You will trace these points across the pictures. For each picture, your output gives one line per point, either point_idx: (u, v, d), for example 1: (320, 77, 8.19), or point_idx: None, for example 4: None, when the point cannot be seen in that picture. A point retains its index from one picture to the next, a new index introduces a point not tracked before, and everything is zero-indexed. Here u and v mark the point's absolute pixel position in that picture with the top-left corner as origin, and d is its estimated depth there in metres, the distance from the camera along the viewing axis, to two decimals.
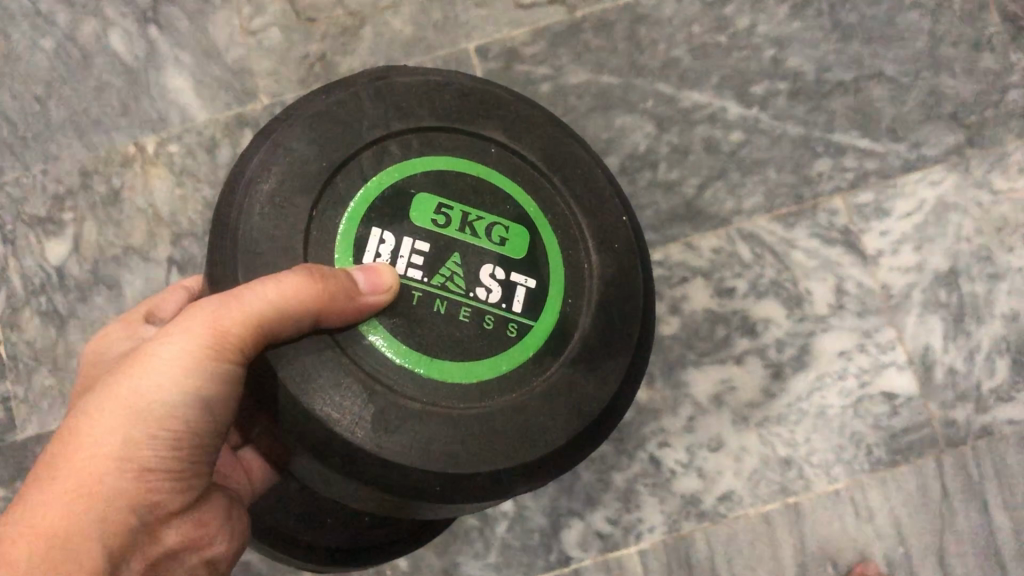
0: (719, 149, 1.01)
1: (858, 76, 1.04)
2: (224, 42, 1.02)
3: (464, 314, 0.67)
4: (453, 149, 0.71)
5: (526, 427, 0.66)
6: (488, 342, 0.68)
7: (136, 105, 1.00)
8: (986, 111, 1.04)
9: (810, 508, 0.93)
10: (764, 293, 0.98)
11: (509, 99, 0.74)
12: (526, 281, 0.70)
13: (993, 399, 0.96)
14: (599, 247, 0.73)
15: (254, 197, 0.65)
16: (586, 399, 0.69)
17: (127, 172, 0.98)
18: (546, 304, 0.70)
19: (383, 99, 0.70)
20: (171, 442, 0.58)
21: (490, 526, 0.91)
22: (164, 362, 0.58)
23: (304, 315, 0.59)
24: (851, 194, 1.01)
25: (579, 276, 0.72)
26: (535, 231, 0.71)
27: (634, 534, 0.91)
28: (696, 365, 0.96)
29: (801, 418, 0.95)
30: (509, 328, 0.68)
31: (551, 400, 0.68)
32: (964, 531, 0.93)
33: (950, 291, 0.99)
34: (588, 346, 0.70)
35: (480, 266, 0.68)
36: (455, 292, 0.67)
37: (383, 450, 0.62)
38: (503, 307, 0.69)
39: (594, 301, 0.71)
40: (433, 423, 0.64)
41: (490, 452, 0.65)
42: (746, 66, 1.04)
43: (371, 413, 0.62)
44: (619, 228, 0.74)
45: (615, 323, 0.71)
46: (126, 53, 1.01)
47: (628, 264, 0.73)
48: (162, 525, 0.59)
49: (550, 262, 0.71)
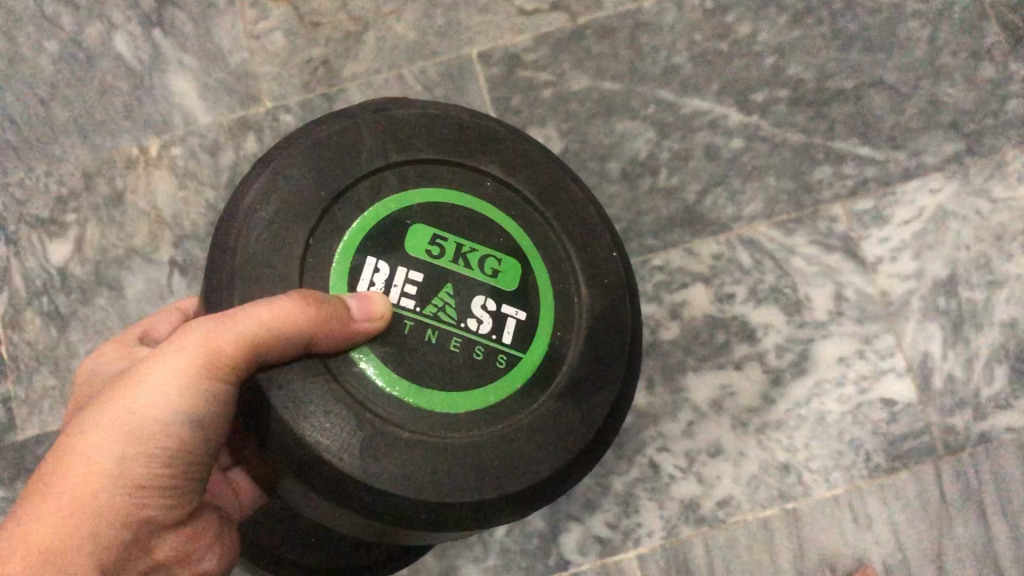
0: (720, 155, 1.02)
1: (859, 84, 1.05)
2: (228, 46, 1.02)
3: (455, 344, 0.68)
4: (449, 182, 0.72)
5: (510, 459, 0.67)
6: (477, 374, 0.68)
7: (140, 108, 1.01)
8: (985, 119, 1.04)
9: (809, 514, 0.93)
10: (764, 299, 0.98)
11: (506, 134, 0.75)
12: (516, 313, 0.71)
13: (992, 406, 0.97)
14: (589, 282, 0.74)
15: (252, 226, 0.66)
16: (573, 431, 0.69)
17: (130, 174, 0.99)
18: (536, 336, 0.71)
19: (383, 130, 0.71)
20: (164, 459, 0.58)
21: (489, 530, 0.91)
22: (159, 380, 0.58)
23: (299, 337, 0.60)
24: (851, 201, 1.01)
25: (569, 309, 0.73)
26: (527, 264, 0.72)
27: (633, 539, 0.91)
28: (696, 370, 0.96)
29: (800, 423, 0.95)
30: (498, 358, 0.69)
31: (537, 432, 0.68)
32: (963, 537, 0.93)
33: (950, 298, 0.99)
34: (576, 379, 0.71)
35: (472, 297, 0.69)
36: (447, 322, 0.68)
37: (370, 477, 0.62)
38: (494, 338, 0.69)
39: (582, 336, 0.72)
40: (421, 451, 0.65)
41: (475, 481, 0.65)
42: (747, 73, 1.04)
43: (360, 440, 0.63)
44: (609, 264, 0.75)
45: (602, 358, 0.72)
46: (130, 56, 1.02)
47: (617, 300, 0.74)
48: (153, 539, 0.59)
49: (540, 296, 0.72)
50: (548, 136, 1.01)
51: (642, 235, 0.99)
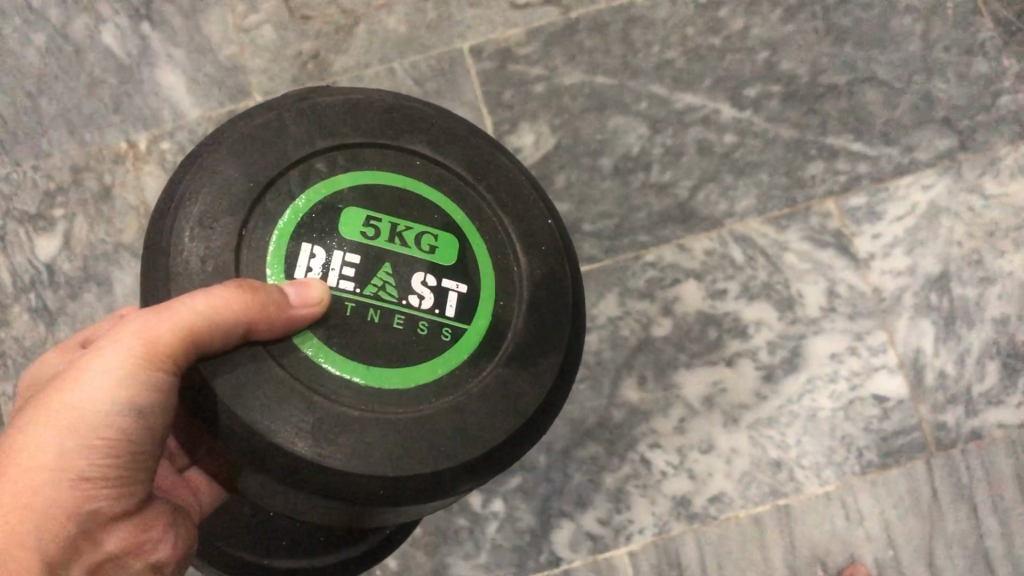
0: (712, 151, 1.01)
1: (852, 80, 1.04)
2: (218, 40, 1.02)
3: (398, 322, 0.65)
4: (376, 162, 0.69)
5: (463, 429, 0.65)
6: (421, 349, 0.66)
7: (128, 101, 1.00)
8: (979, 115, 1.04)
9: (800, 510, 0.93)
10: (756, 295, 0.98)
11: (428, 111, 0.72)
12: (457, 286, 0.68)
13: (983, 402, 0.96)
14: (527, 249, 0.71)
15: (178, 223, 0.64)
16: (523, 396, 0.67)
17: (118, 168, 0.98)
18: (478, 309, 0.68)
19: (306, 118, 0.68)
20: (107, 451, 0.58)
21: (480, 527, 0.90)
22: (99, 374, 0.57)
23: (236, 326, 0.58)
24: (843, 197, 1.01)
25: (510, 278, 0.70)
26: (465, 238, 0.69)
27: (625, 536, 0.91)
28: (687, 366, 0.96)
29: (791, 420, 0.95)
30: (442, 332, 0.67)
31: (487, 401, 0.66)
32: (954, 534, 0.93)
33: (942, 295, 0.99)
34: (522, 345, 0.69)
35: (411, 273, 0.66)
36: (388, 302, 0.65)
37: (324, 458, 0.60)
38: (436, 312, 0.67)
39: (525, 302, 0.70)
40: (374, 429, 0.62)
41: (430, 452, 0.63)
42: (740, 68, 1.04)
43: (311, 423, 0.61)
44: (544, 230, 0.73)
45: (546, 322, 0.70)
46: (118, 50, 1.01)
47: (555, 265, 0.72)
48: (105, 530, 0.59)
49: (480, 269, 0.69)
50: (540, 131, 1.00)
51: (634, 231, 0.98)
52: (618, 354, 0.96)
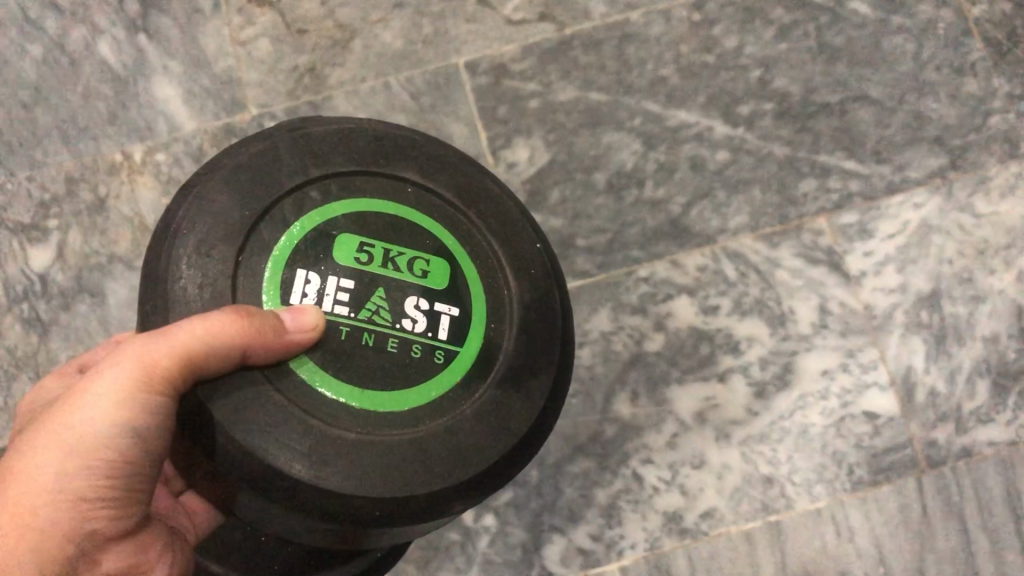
0: (705, 167, 1.02)
1: (844, 98, 1.05)
2: (214, 53, 1.02)
3: (391, 346, 0.65)
4: (369, 189, 0.70)
5: (457, 451, 0.65)
6: (414, 373, 0.66)
7: (124, 113, 1.00)
8: (969, 135, 1.05)
9: (791, 526, 0.93)
10: (748, 312, 0.98)
11: (419, 141, 0.73)
12: (449, 310, 0.68)
13: (974, 420, 0.97)
14: (517, 273, 0.72)
15: (175, 249, 0.64)
16: (515, 416, 0.68)
17: (113, 180, 0.98)
18: (469, 332, 0.68)
19: (300, 148, 0.69)
20: (106, 472, 0.57)
21: (472, 542, 0.90)
22: (100, 397, 0.57)
23: (230, 353, 0.58)
24: (836, 215, 1.01)
25: (500, 301, 0.70)
26: (456, 262, 0.70)
27: (616, 551, 0.91)
28: (679, 382, 0.96)
29: (783, 436, 0.95)
30: (435, 355, 0.67)
31: (480, 423, 0.66)
32: (944, 551, 0.93)
33: (933, 313, 1.00)
34: (513, 367, 0.69)
35: (404, 298, 0.67)
36: (381, 325, 0.65)
37: (319, 480, 0.60)
38: (429, 335, 0.67)
39: (515, 325, 0.70)
40: (369, 451, 0.63)
41: (425, 473, 0.64)
42: (733, 86, 1.05)
43: (306, 445, 0.61)
44: (534, 255, 0.73)
45: (536, 345, 0.70)
46: (115, 62, 1.01)
47: (545, 288, 0.72)
48: (100, 552, 0.58)
49: (472, 293, 0.69)
50: (534, 146, 1.01)
51: (628, 247, 0.99)
52: (611, 369, 0.96)
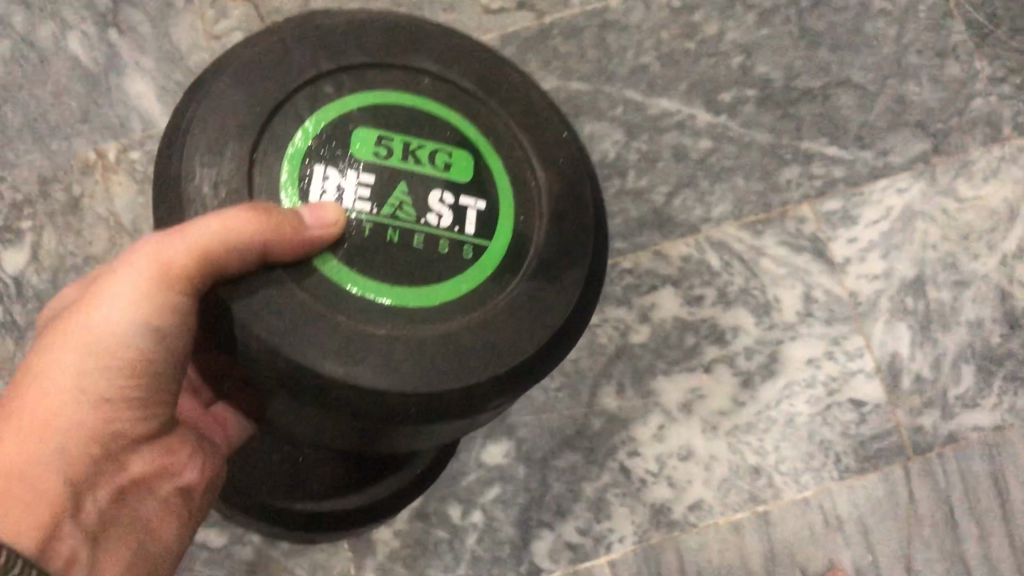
0: (687, 156, 1.01)
1: (827, 84, 1.04)
2: (187, 47, 1.01)
3: (418, 242, 0.59)
4: (384, 80, 0.62)
5: (489, 347, 0.59)
6: (444, 267, 0.60)
7: (97, 110, 0.98)
8: (952, 119, 1.04)
9: (779, 516, 0.93)
10: (732, 301, 0.98)
11: (434, 29, 0.65)
12: (476, 203, 0.62)
13: (959, 405, 0.97)
14: (545, 164, 0.65)
15: (183, 157, 0.59)
16: (554, 312, 0.62)
17: (87, 180, 0.96)
18: (499, 226, 0.62)
19: (308, 39, 0.62)
20: (127, 373, 0.56)
21: (460, 539, 0.90)
22: (119, 297, 0.55)
23: (250, 251, 0.53)
24: (819, 202, 1.00)
25: (528, 193, 0.64)
26: (481, 156, 0.63)
27: (604, 545, 0.91)
28: (665, 374, 0.96)
29: (770, 426, 0.95)
30: (464, 250, 0.61)
31: (516, 317, 0.60)
32: (932, 538, 0.93)
33: (917, 299, 0.99)
34: (547, 262, 0.62)
35: (428, 191, 0.60)
36: (405, 221, 0.59)
37: (352, 375, 0.56)
38: (456, 230, 0.61)
39: (546, 217, 0.63)
40: (400, 348, 0.57)
41: (462, 369, 0.58)
42: (715, 73, 1.04)
43: (335, 342, 0.56)
44: (562, 144, 0.66)
45: (571, 237, 0.63)
46: (86, 58, 0.99)
47: (577, 178, 0.65)
48: (128, 454, 0.57)
49: (499, 186, 0.63)
50: None
51: (611, 237, 0.98)
52: (596, 362, 0.95)
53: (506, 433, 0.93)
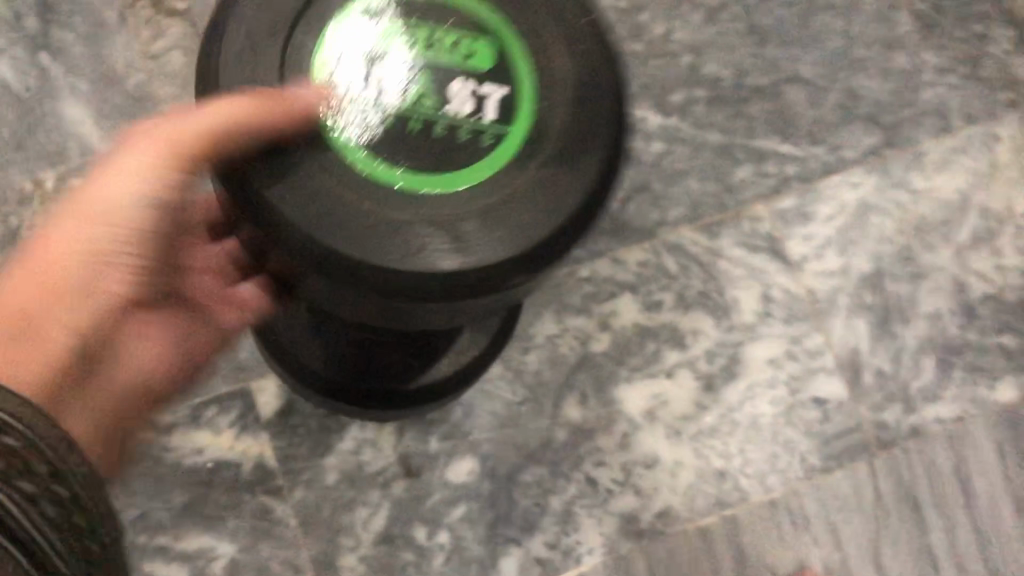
0: (641, 159, 1.00)
1: (777, 80, 1.03)
2: (123, 69, 0.99)
3: (438, 131, 0.57)
4: None
5: (508, 225, 0.57)
6: (463, 155, 0.57)
7: (32, 138, 0.97)
8: (903, 111, 1.04)
9: (747, 519, 0.92)
10: (691, 305, 0.97)
11: None
12: (495, 90, 0.58)
13: (920, 398, 0.97)
14: (564, 46, 0.60)
15: (230, 19, 0.58)
16: (568, 197, 0.58)
17: (25, 211, 0.95)
18: (516, 111, 0.58)
19: None
20: (124, 240, 0.71)
21: (427, 560, 0.89)
22: (123, 174, 0.70)
23: (259, 139, 0.55)
24: (774, 200, 1.00)
25: (549, 75, 0.59)
26: (501, 39, 0.59)
27: (574, 558, 0.90)
28: (628, 381, 0.95)
29: (734, 429, 0.95)
30: (482, 137, 0.57)
31: (531, 205, 0.57)
32: (900, 533, 0.93)
33: (875, 294, 0.99)
34: (565, 147, 0.59)
35: (446, 80, 0.57)
36: (424, 111, 0.57)
37: (367, 257, 0.55)
38: (474, 117, 0.57)
39: (568, 103, 0.59)
40: (412, 230, 0.56)
41: (477, 250, 0.56)
42: (665, 73, 1.02)
43: (356, 220, 0.56)
44: (585, 33, 0.60)
45: (587, 125, 0.59)
46: (18, 85, 0.98)
47: (597, 63, 0.60)
48: (122, 313, 0.74)
49: (518, 71, 0.59)
50: None
51: None
52: (558, 373, 0.94)
53: (470, 450, 0.92)
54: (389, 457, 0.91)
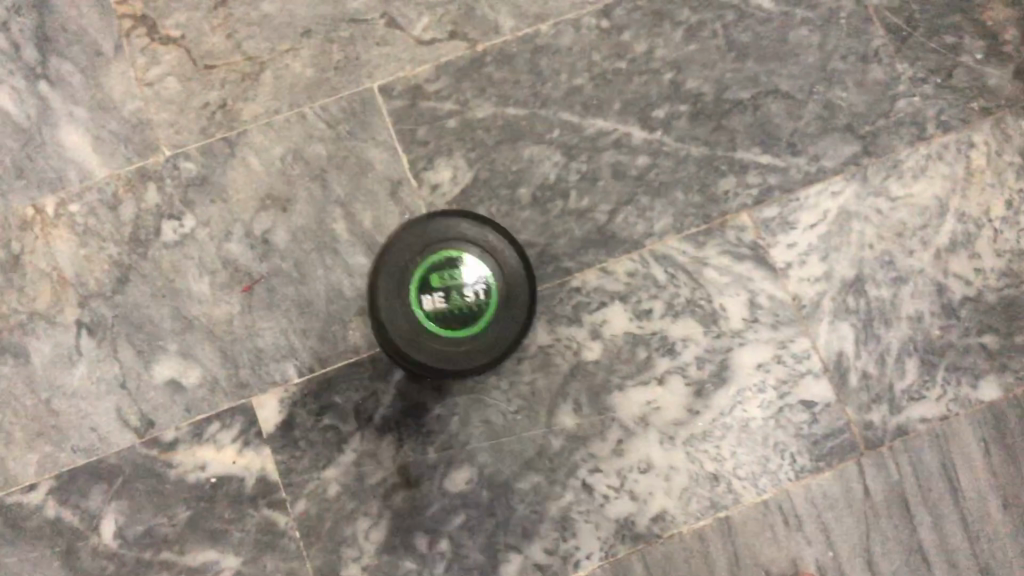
0: (626, 174, 1.03)
1: (757, 94, 1.06)
2: (120, 95, 1.02)
3: (463, 313, 0.88)
4: (408, 284, 0.88)
5: (495, 345, 0.89)
6: (468, 320, 0.88)
7: (32, 165, 1.00)
8: (879, 121, 1.06)
9: (741, 521, 0.95)
10: (680, 312, 0.99)
11: (436, 241, 0.89)
12: (481, 292, 0.88)
13: (906, 399, 0.99)
14: (494, 247, 0.89)
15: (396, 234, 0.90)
16: (514, 322, 0.89)
17: (26, 236, 0.99)
18: (492, 304, 0.88)
19: (396, 307, 0.88)
20: None
21: (429, 568, 0.92)
22: None
23: None
24: (757, 210, 1.03)
25: (499, 270, 0.89)
26: (482, 271, 0.88)
27: (573, 563, 0.93)
28: (620, 389, 0.97)
29: (725, 432, 0.97)
30: (473, 312, 0.88)
31: (504, 335, 0.89)
32: (889, 531, 0.96)
33: (859, 298, 1.01)
34: (513, 295, 0.89)
35: (463, 294, 0.88)
36: (455, 309, 0.88)
37: (434, 358, 0.88)
38: (474, 305, 0.88)
39: (513, 307, 0.89)
40: (441, 344, 0.88)
41: (480, 351, 0.89)
42: (648, 89, 1.05)
43: (430, 344, 0.88)
44: (503, 253, 0.89)
45: (519, 284, 0.89)
46: (17, 113, 1.01)
47: (507, 248, 0.90)
48: None
49: (488, 277, 0.88)
50: (456, 166, 1.02)
51: (558, 257, 1.00)
52: (552, 381, 0.97)
53: (467, 460, 0.94)
54: (389, 468, 0.94)
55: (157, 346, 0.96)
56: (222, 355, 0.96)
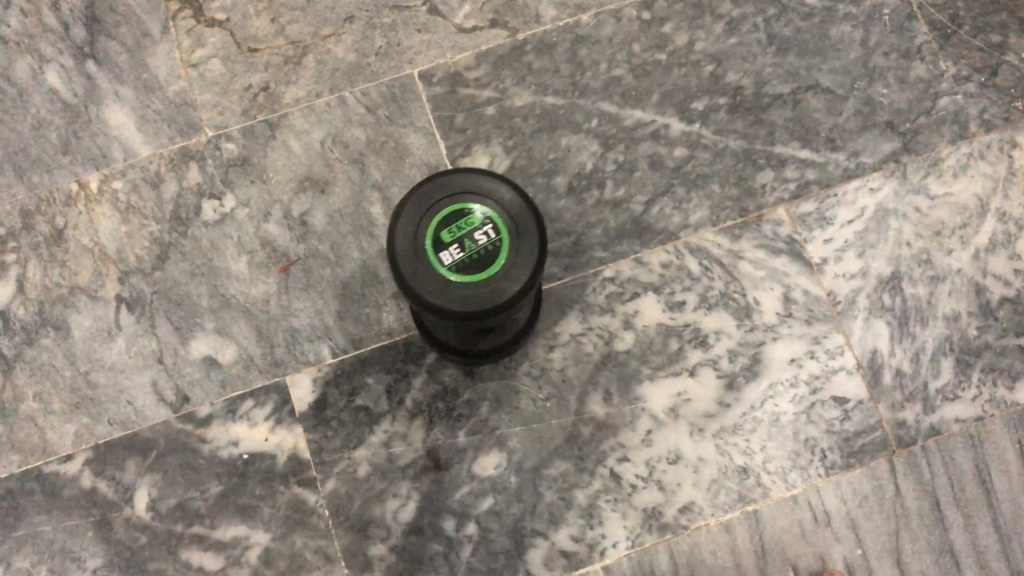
0: (663, 165, 1.03)
1: (797, 90, 1.06)
2: (165, 76, 1.04)
3: (481, 256, 0.78)
4: (408, 239, 0.79)
5: (523, 268, 0.78)
6: (487, 261, 0.78)
7: (77, 141, 1.02)
8: (920, 118, 1.05)
9: (769, 516, 0.94)
10: (713, 305, 0.99)
11: (425, 190, 0.81)
12: (488, 230, 0.79)
13: (940, 398, 0.98)
14: (494, 180, 0.81)
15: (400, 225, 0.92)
16: (531, 250, 0.79)
17: (70, 211, 1.00)
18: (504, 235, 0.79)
19: (405, 270, 0.79)
20: None
21: (455, 551, 0.93)
22: None
23: None
24: (794, 204, 1.02)
25: (501, 206, 0.80)
26: (488, 208, 0.79)
27: (599, 551, 0.92)
28: (651, 379, 0.97)
29: (756, 427, 0.96)
30: (488, 251, 0.78)
31: (526, 262, 0.78)
32: (920, 531, 0.95)
33: (895, 296, 1.01)
34: (523, 223, 0.79)
35: (474, 234, 0.78)
36: (471, 253, 0.78)
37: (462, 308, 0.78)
38: (487, 243, 0.78)
39: (530, 233, 0.79)
40: (463, 292, 0.78)
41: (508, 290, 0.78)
42: (688, 81, 1.05)
43: (457, 296, 0.78)
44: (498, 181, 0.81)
45: (529, 211, 0.80)
46: (64, 90, 1.03)
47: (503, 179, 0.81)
48: None
49: (494, 211, 0.79)
50: (493, 153, 1.02)
51: (592, 247, 1.00)
52: (583, 370, 0.97)
53: (496, 445, 0.95)
54: (418, 451, 0.94)
55: (195, 323, 0.98)
56: (258, 333, 0.97)
